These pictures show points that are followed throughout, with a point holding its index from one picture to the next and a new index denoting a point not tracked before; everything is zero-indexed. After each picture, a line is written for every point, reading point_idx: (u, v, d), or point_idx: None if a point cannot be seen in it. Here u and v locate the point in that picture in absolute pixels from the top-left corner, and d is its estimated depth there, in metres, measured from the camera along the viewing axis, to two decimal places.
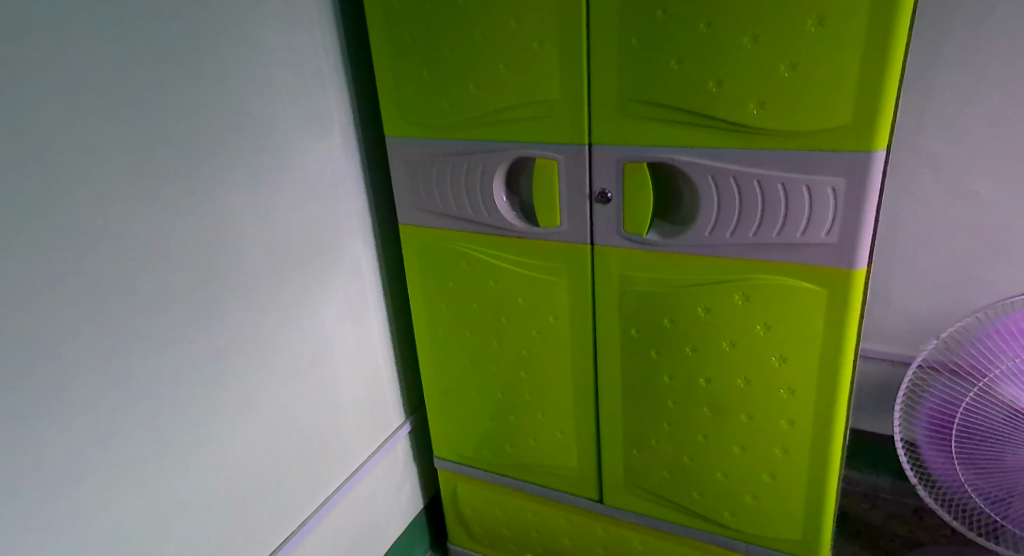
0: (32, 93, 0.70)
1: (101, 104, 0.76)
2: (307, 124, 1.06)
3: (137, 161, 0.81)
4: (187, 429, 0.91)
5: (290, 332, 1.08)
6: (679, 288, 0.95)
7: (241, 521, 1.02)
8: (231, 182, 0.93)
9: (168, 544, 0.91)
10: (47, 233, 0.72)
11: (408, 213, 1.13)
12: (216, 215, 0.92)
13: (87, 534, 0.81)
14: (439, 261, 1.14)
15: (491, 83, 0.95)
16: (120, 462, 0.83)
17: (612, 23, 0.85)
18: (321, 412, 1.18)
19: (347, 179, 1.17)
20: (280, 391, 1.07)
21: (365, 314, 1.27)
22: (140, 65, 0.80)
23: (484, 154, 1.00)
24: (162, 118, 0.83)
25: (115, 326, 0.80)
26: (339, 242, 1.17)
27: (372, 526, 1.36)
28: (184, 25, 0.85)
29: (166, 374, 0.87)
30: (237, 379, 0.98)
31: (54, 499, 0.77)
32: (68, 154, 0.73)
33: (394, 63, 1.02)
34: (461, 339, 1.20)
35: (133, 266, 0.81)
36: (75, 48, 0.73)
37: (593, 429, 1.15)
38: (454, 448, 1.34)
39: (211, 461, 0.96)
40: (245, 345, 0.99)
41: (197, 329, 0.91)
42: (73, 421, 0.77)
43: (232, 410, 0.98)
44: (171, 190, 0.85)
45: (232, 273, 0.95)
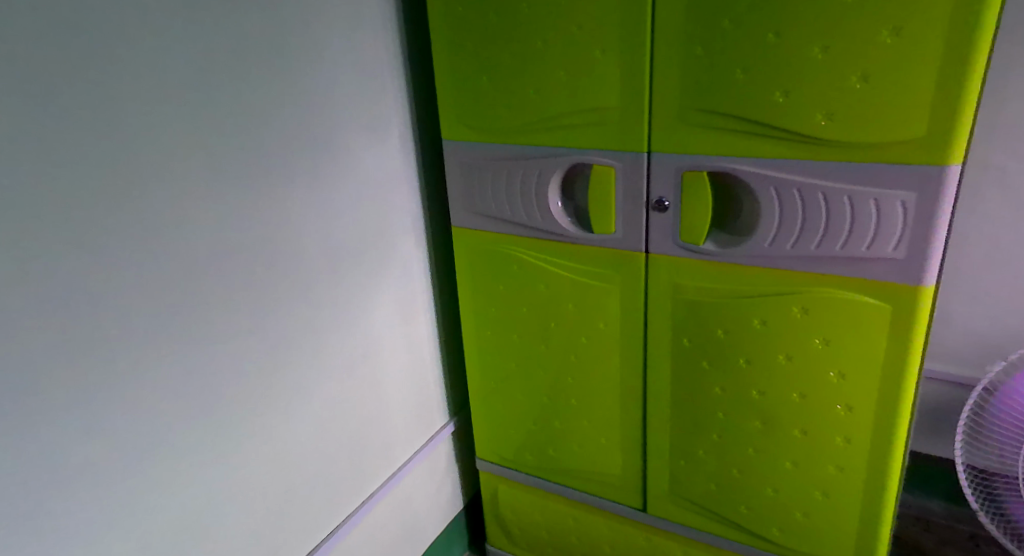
0: (116, 96, 0.74)
1: (173, 103, 0.80)
2: (365, 127, 1.09)
3: (205, 162, 0.84)
4: (241, 418, 0.95)
5: (341, 329, 1.10)
6: (734, 299, 0.94)
7: (287, 512, 1.05)
8: (291, 181, 0.97)
9: (220, 530, 0.95)
10: (121, 227, 0.76)
11: (461, 215, 1.15)
12: (276, 214, 0.95)
13: (146, 515, 0.85)
14: (491, 264, 1.15)
15: (551, 89, 0.96)
16: (178, 449, 0.87)
17: (677, 31, 0.85)
18: (368, 409, 1.20)
19: (403, 181, 1.19)
20: (328, 388, 1.10)
21: (414, 313, 1.29)
22: (212, 71, 0.84)
23: (540, 159, 1.01)
24: (228, 119, 0.87)
25: (176, 317, 0.84)
26: (391, 243, 1.19)
27: (413, 524, 1.38)
28: (253, 32, 0.88)
29: (220, 364, 0.91)
30: (289, 373, 1.01)
31: (117, 481, 0.80)
32: (139, 146, 0.77)
33: (455, 70, 1.04)
34: (508, 342, 1.21)
35: (197, 261, 0.85)
36: (155, 53, 0.77)
37: (639, 437, 1.15)
38: (496, 449, 1.35)
39: (261, 451, 0.99)
40: (299, 340, 1.02)
41: (252, 323, 0.94)
42: (137, 405, 0.81)
43: (285, 403, 1.02)
44: (234, 187, 0.89)
45: (289, 271, 0.99)
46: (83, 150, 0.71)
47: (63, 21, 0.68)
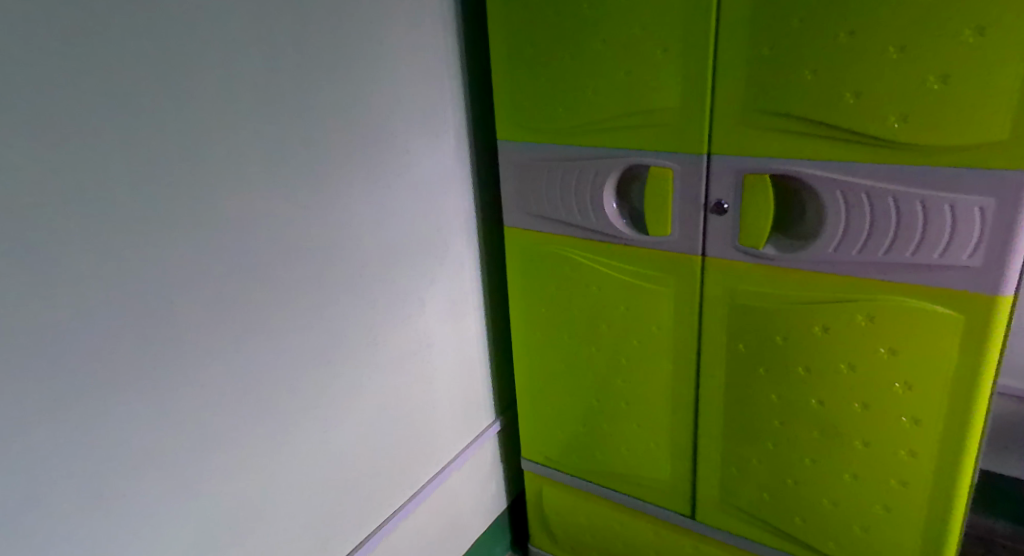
0: (192, 95, 0.76)
1: (244, 102, 0.82)
2: (422, 127, 1.10)
3: (272, 160, 0.87)
4: (297, 410, 0.97)
5: (394, 326, 1.12)
6: (794, 305, 0.92)
7: (338, 505, 1.08)
8: (351, 180, 0.99)
9: (274, 519, 0.97)
10: (193, 223, 0.79)
11: (514, 215, 1.15)
12: (336, 213, 0.97)
13: (207, 501, 0.87)
14: (543, 264, 1.15)
15: (610, 90, 0.95)
16: (238, 438, 0.90)
17: (742, 32, 0.84)
18: (418, 406, 1.22)
19: (457, 181, 1.20)
20: (380, 384, 1.12)
21: (464, 312, 1.30)
22: (282, 72, 0.86)
23: (596, 160, 1.01)
24: (295, 120, 0.89)
25: (241, 310, 0.86)
26: (445, 242, 1.20)
27: (457, 521, 1.40)
28: (321, 34, 0.90)
29: (280, 358, 0.93)
30: (343, 368, 1.04)
31: (181, 467, 0.83)
32: (212, 143, 0.79)
33: (513, 70, 1.04)
34: (559, 343, 1.21)
35: (261, 257, 0.87)
36: (229, 53, 0.79)
37: (689, 443, 1.13)
38: (543, 450, 1.35)
39: (315, 443, 1.02)
40: (353, 336, 1.04)
41: (310, 318, 0.97)
42: (202, 395, 0.84)
43: (339, 397, 1.04)
44: (299, 186, 0.91)
45: (346, 268, 1.01)
46: (160, 147, 0.74)
47: (146, 22, 0.71)
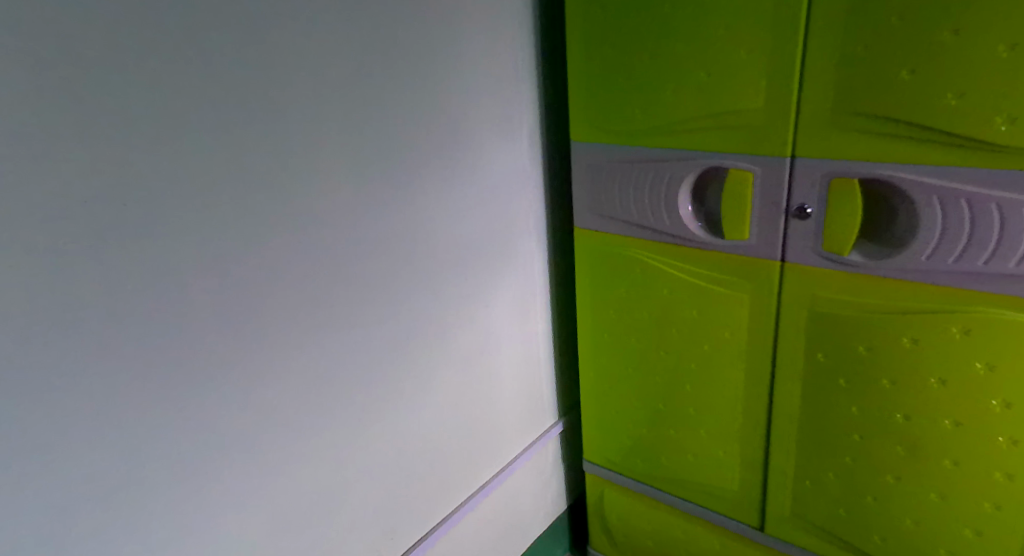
0: (282, 95, 0.79)
1: (331, 102, 0.85)
2: (497, 128, 1.11)
3: (354, 158, 0.89)
4: (369, 402, 1.00)
5: (463, 323, 1.14)
6: (880, 315, 0.88)
7: (403, 496, 1.10)
8: (428, 179, 1.01)
9: (343, 506, 1.00)
10: (278, 217, 0.82)
11: (585, 217, 1.15)
12: (413, 211, 0.99)
13: (283, 485, 0.91)
14: (613, 266, 1.14)
15: (690, 91, 0.94)
16: (313, 426, 0.93)
17: (835, 30, 0.81)
18: (483, 403, 1.23)
19: (529, 181, 1.21)
20: (448, 380, 1.13)
21: (532, 312, 1.31)
22: (367, 74, 0.89)
23: (672, 162, 0.99)
24: (378, 119, 0.91)
25: (320, 303, 0.89)
26: (515, 242, 1.21)
27: (518, 519, 1.40)
28: (406, 37, 0.92)
29: (355, 350, 0.96)
30: (413, 363, 1.06)
31: (260, 450, 0.87)
32: (299, 141, 0.82)
33: (590, 71, 1.04)
34: (627, 346, 1.20)
35: (341, 252, 0.90)
36: (318, 54, 0.82)
37: (760, 453, 1.10)
38: (606, 454, 1.34)
39: (385, 434, 1.04)
40: (424, 332, 1.07)
41: (384, 312, 0.99)
42: (281, 382, 0.87)
43: (408, 391, 1.06)
44: (379, 184, 0.93)
45: (420, 265, 1.03)
46: (250, 145, 0.77)
47: (241, 26, 0.74)
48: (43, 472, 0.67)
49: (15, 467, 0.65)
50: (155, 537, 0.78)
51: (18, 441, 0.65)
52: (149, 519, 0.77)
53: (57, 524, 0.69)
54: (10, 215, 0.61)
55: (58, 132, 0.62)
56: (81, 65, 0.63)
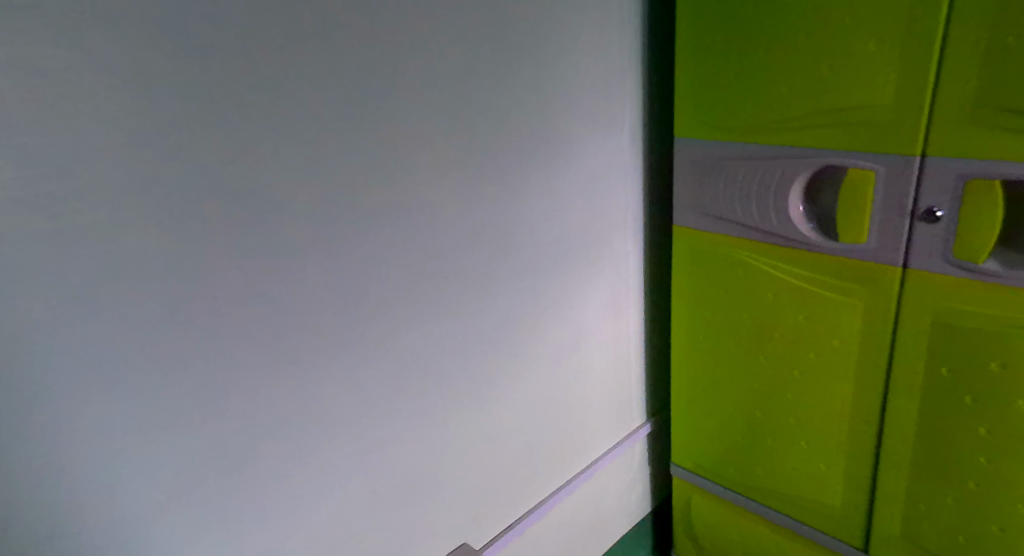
0: (401, 85, 0.81)
1: (444, 93, 0.86)
2: (599, 122, 1.10)
3: (463, 150, 0.90)
4: (464, 391, 1.01)
5: (557, 318, 1.13)
6: (1018, 329, 0.81)
7: (491, 487, 1.11)
8: (531, 173, 1.01)
9: (436, 493, 1.01)
10: (391, 205, 0.83)
11: (686, 215, 1.12)
12: (515, 204, 0.99)
13: (383, 468, 0.92)
14: (714, 267, 1.11)
15: (808, 85, 0.89)
16: (413, 412, 0.94)
17: (978, 19, 0.75)
18: (572, 399, 1.22)
19: (628, 177, 1.19)
20: (539, 374, 1.13)
21: (624, 311, 1.29)
22: (479, 67, 0.89)
23: (784, 160, 0.95)
24: (486, 112, 0.92)
25: (425, 292, 0.90)
26: (611, 238, 1.20)
27: (601, 518, 1.39)
28: (517, 30, 0.93)
29: (454, 340, 0.97)
30: (508, 355, 1.06)
31: (365, 433, 0.88)
32: (413, 132, 0.83)
33: (699, 65, 1.01)
34: (724, 350, 1.16)
35: (446, 242, 0.91)
36: (434, 46, 0.83)
37: (869, 470, 1.04)
38: (697, 459, 1.30)
39: (477, 424, 1.05)
40: (519, 325, 1.07)
41: (483, 304, 0.99)
42: (387, 367, 0.88)
43: (501, 382, 1.07)
44: (484, 176, 0.94)
45: (519, 259, 1.03)
46: (367, 137, 0.79)
47: (365, 17, 0.75)
48: (173, 439, 0.70)
49: (150, 442, 0.68)
50: (265, 512, 0.80)
51: (152, 416, 0.68)
52: (260, 493, 0.79)
53: (181, 492, 0.72)
54: (156, 195, 0.63)
55: (199, 123, 0.65)
56: (220, 58, 0.65)
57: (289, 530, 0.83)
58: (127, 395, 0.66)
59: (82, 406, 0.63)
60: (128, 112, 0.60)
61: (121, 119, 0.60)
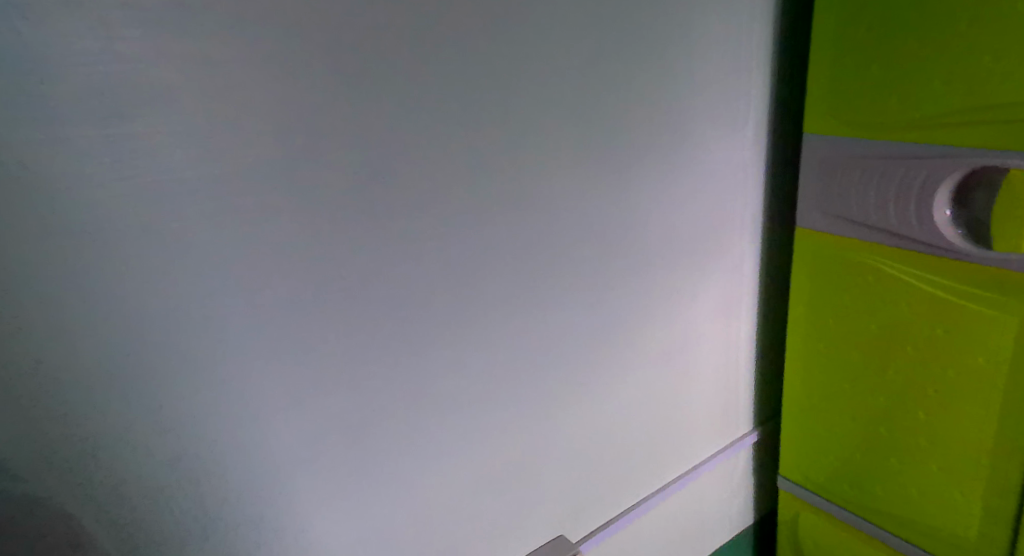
0: (527, 76, 0.79)
1: (570, 84, 0.84)
2: (723, 115, 1.05)
3: (585, 143, 0.88)
4: (571, 388, 0.99)
5: (667, 318, 1.10)
6: None
7: (591, 485, 1.09)
8: (651, 167, 0.97)
9: (536, 488, 1.00)
10: (509, 197, 0.82)
11: (812, 216, 1.06)
12: (632, 199, 0.96)
13: (487, 459, 0.92)
14: (840, 272, 1.04)
15: (966, 78, 0.82)
16: (519, 405, 0.93)
17: None
18: (677, 400, 1.19)
19: (750, 174, 1.13)
20: (646, 375, 1.10)
21: (737, 313, 1.23)
22: (607, 57, 0.86)
23: (931, 160, 0.88)
24: (610, 104, 0.89)
25: (538, 285, 0.89)
26: (728, 237, 1.15)
27: (699, 524, 1.34)
28: (647, 19, 0.89)
29: (564, 335, 0.95)
30: (616, 353, 1.04)
31: (470, 423, 0.88)
32: (536, 123, 0.82)
33: (838, 55, 0.94)
34: (847, 361, 1.09)
35: (561, 236, 0.89)
36: (563, 34, 0.81)
37: (1011, 503, 0.95)
38: (808, 473, 1.24)
39: (581, 421, 1.03)
40: (629, 323, 1.04)
41: (595, 300, 0.97)
42: (496, 359, 0.88)
43: (608, 381, 1.04)
44: (604, 170, 0.91)
45: (632, 255, 1.00)
46: (496, 127, 0.78)
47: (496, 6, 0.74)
48: (295, 416, 0.72)
49: (275, 419, 0.71)
50: (373, 493, 0.81)
51: (279, 393, 0.70)
52: (370, 474, 0.80)
53: (298, 467, 0.74)
54: (292, 180, 0.65)
55: (335, 112, 0.66)
56: (365, 47, 0.66)
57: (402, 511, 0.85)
58: (259, 371, 0.68)
59: (216, 378, 0.66)
60: (275, 100, 0.62)
61: (267, 105, 0.62)
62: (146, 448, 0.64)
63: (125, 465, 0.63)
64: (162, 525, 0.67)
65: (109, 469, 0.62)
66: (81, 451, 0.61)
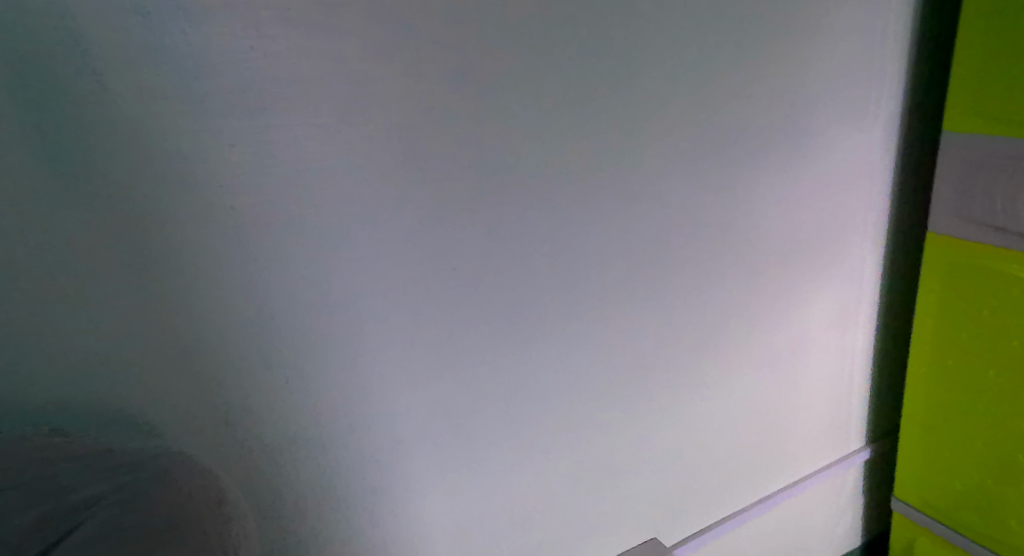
0: (644, 70, 0.78)
1: (688, 79, 0.81)
2: (850, 111, 0.99)
3: (700, 139, 0.85)
4: (672, 389, 0.97)
5: (778, 322, 1.05)
6: None
7: (688, 490, 1.06)
8: (768, 166, 0.93)
9: (632, 488, 0.99)
10: (619, 192, 0.81)
11: (949, 221, 0.98)
12: (746, 198, 0.93)
13: (584, 455, 0.92)
14: (979, 282, 0.96)
15: None
16: (619, 403, 0.92)
17: None
18: (784, 409, 1.13)
19: (876, 174, 1.06)
20: (753, 380, 1.06)
21: (854, 321, 1.16)
22: (729, 51, 0.83)
23: None
24: (729, 100, 0.86)
25: (644, 283, 0.88)
26: (848, 240, 1.08)
27: (801, 540, 1.28)
28: (773, 11, 0.85)
29: (668, 335, 0.93)
30: (721, 356, 1.00)
31: (570, 418, 0.88)
32: (651, 118, 0.80)
33: (991, 47, 0.87)
34: (982, 378, 1.00)
35: (670, 234, 0.87)
36: (684, 27, 0.79)
37: None
38: (929, 498, 1.15)
39: (682, 423, 1.00)
40: (737, 326, 1.00)
41: (702, 300, 0.94)
42: (598, 356, 0.87)
43: (711, 384, 1.01)
44: (718, 167, 0.88)
45: (744, 256, 0.96)
46: (614, 120, 0.77)
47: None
48: (404, 399, 0.75)
49: (385, 401, 0.74)
50: (473, 479, 0.83)
51: (390, 376, 0.73)
52: (470, 461, 0.82)
53: (405, 450, 0.77)
54: (411, 171, 0.67)
55: (455, 105, 0.67)
56: (488, 41, 0.67)
57: (504, 498, 0.87)
58: (372, 354, 0.71)
59: (333, 358, 0.70)
60: (399, 93, 0.64)
61: (392, 99, 0.64)
62: (268, 419, 0.68)
63: (249, 434, 0.68)
64: (280, 494, 0.71)
65: (235, 436, 0.67)
66: (212, 418, 0.66)
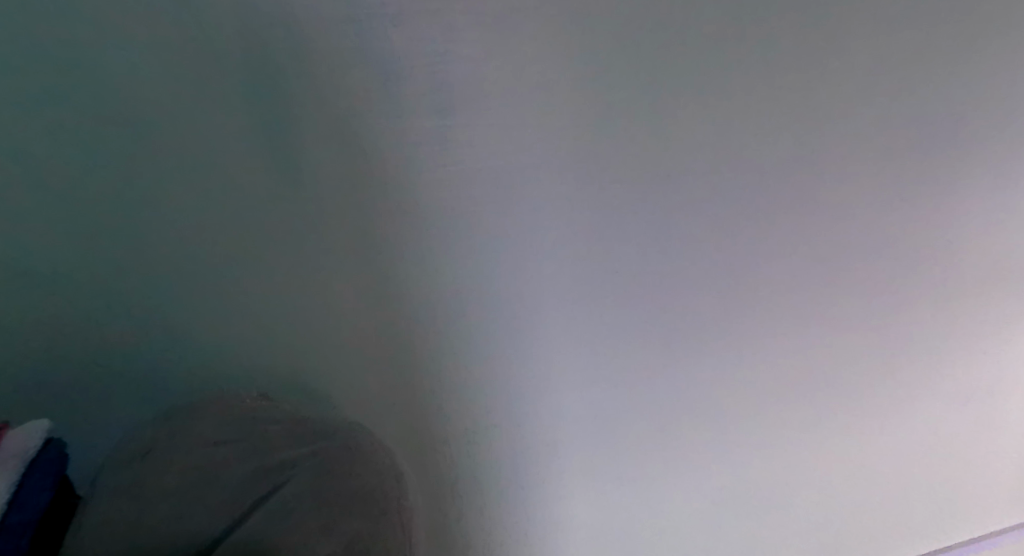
0: (840, 68, 0.71)
1: (889, 79, 0.73)
2: None
3: (896, 145, 0.77)
4: (838, 414, 0.89)
5: (984, 354, 0.91)
6: None
7: (854, 529, 0.95)
8: (980, 177, 0.81)
9: (787, 518, 0.91)
10: (795, 199, 0.75)
11: None
12: (948, 212, 0.82)
13: (735, 475, 0.87)
14: None
15: None
16: (777, 423, 0.86)
17: None
18: (984, 456, 0.98)
19: None
20: (945, 419, 0.93)
21: None
22: (944, 46, 0.74)
23: None
24: (937, 102, 0.76)
25: (813, 298, 0.81)
26: None
27: None
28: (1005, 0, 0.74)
29: (837, 356, 0.86)
30: (901, 386, 0.90)
31: (723, 433, 0.84)
32: (841, 121, 0.73)
33: None
34: None
35: (848, 247, 0.80)
36: (891, 22, 0.71)
37: None
38: None
39: (849, 455, 0.91)
40: (924, 355, 0.89)
41: (881, 322, 0.85)
42: (757, 371, 0.82)
43: (887, 416, 0.91)
44: (915, 176, 0.79)
45: (939, 277, 0.85)
46: (798, 123, 0.72)
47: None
48: (555, 396, 0.75)
49: (536, 396, 0.74)
50: (618, 486, 0.81)
51: (543, 373, 0.73)
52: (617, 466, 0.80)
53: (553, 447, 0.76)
54: (581, 170, 0.66)
55: (632, 104, 0.65)
56: (674, 39, 0.64)
57: (649, 513, 0.83)
58: (528, 349, 0.72)
59: (491, 350, 0.71)
60: (577, 91, 0.63)
61: (570, 96, 0.63)
62: (425, 402, 0.71)
63: (405, 414, 0.71)
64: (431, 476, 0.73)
65: (393, 413, 0.71)
66: (371, 393, 0.70)
